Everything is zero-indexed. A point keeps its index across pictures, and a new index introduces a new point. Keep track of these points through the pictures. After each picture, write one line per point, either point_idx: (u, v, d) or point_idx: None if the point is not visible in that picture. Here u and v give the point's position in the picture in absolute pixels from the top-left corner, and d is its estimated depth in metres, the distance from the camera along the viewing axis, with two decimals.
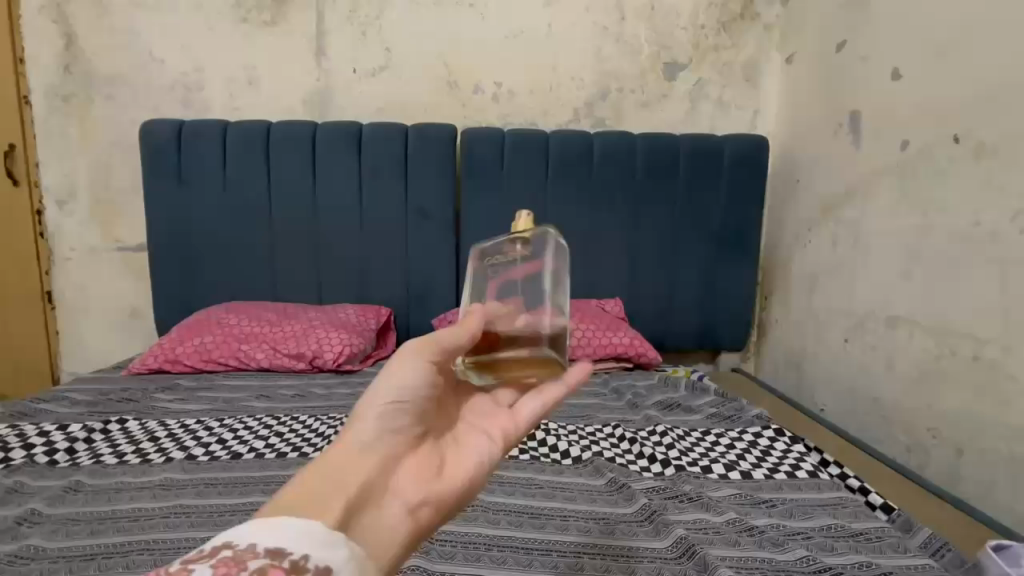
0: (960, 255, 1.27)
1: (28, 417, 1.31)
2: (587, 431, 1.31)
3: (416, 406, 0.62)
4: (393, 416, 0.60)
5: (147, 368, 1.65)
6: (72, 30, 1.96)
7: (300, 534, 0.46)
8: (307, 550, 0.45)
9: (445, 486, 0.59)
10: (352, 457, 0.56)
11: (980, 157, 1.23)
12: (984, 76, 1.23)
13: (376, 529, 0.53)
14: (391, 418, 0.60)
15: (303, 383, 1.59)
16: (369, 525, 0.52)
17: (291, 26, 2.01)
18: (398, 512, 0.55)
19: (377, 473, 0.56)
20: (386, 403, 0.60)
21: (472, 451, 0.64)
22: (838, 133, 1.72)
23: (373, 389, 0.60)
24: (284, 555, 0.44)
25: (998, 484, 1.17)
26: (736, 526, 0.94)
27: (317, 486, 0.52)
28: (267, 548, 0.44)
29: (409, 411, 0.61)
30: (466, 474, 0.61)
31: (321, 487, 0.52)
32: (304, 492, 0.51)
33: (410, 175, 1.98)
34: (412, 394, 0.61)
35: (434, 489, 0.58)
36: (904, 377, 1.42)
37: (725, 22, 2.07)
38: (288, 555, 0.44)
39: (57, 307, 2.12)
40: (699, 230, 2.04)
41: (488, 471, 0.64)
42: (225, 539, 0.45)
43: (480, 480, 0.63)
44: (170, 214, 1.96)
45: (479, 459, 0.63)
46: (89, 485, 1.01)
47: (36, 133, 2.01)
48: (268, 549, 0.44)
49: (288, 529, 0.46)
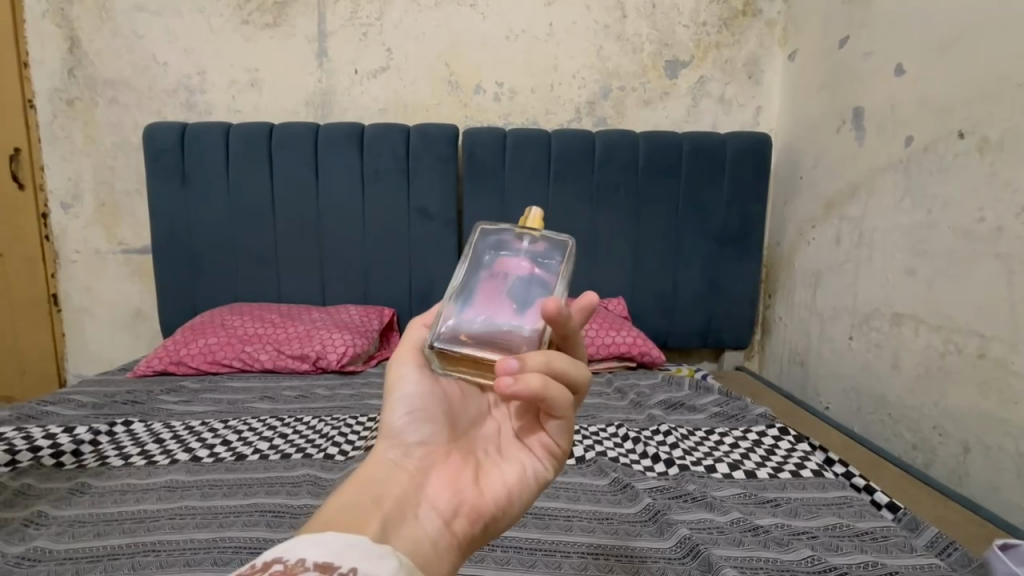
0: (965, 251, 1.26)
1: (34, 420, 1.32)
2: (591, 431, 1.31)
3: (435, 413, 0.62)
4: (414, 426, 0.61)
5: (152, 370, 1.66)
6: (76, 34, 1.97)
7: (347, 551, 0.45)
8: (355, 565, 0.44)
9: (482, 495, 0.58)
10: (382, 472, 0.58)
11: (985, 153, 1.22)
12: (989, 71, 1.22)
13: (412, 541, 0.53)
14: (413, 430, 0.61)
15: (306, 384, 1.60)
16: (403, 537, 0.53)
17: (292, 28, 2.01)
18: (432, 522, 0.55)
19: (409, 486, 0.57)
20: (407, 416, 0.61)
21: (515, 458, 0.61)
22: (841, 130, 1.71)
23: (389, 404, 0.62)
24: (336, 567, 0.43)
25: (1004, 483, 1.16)
26: (740, 525, 0.94)
27: (350, 502, 0.54)
28: (316, 562, 0.43)
29: (433, 420, 0.62)
30: (506, 482, 0.59)
31: (352, 503, 0.54)
32: (337, 509, 0.53)
33: (412, 175, 1.98)
34: (431, 404, 0.62)
35: (468, 499, 0.58)
36: (909, 375, 1.41)
37: (726, 20, 2.06)
38: (337, 569, 0.43)
39: (63, 309, 2.13)
40: (702, 228, 2.03)
41: (535, 479, 0.61)
42: (274, 554, 0.44)
43: (525, 489, 0.60)
44: (173, 217, 1.96)
45: (522, 466, 0.61)
46: (96, 486, 1.02)
47: (40, 137, 2.02)
48: (318, 563, 0.43)
49: (334, 545, 0.45)
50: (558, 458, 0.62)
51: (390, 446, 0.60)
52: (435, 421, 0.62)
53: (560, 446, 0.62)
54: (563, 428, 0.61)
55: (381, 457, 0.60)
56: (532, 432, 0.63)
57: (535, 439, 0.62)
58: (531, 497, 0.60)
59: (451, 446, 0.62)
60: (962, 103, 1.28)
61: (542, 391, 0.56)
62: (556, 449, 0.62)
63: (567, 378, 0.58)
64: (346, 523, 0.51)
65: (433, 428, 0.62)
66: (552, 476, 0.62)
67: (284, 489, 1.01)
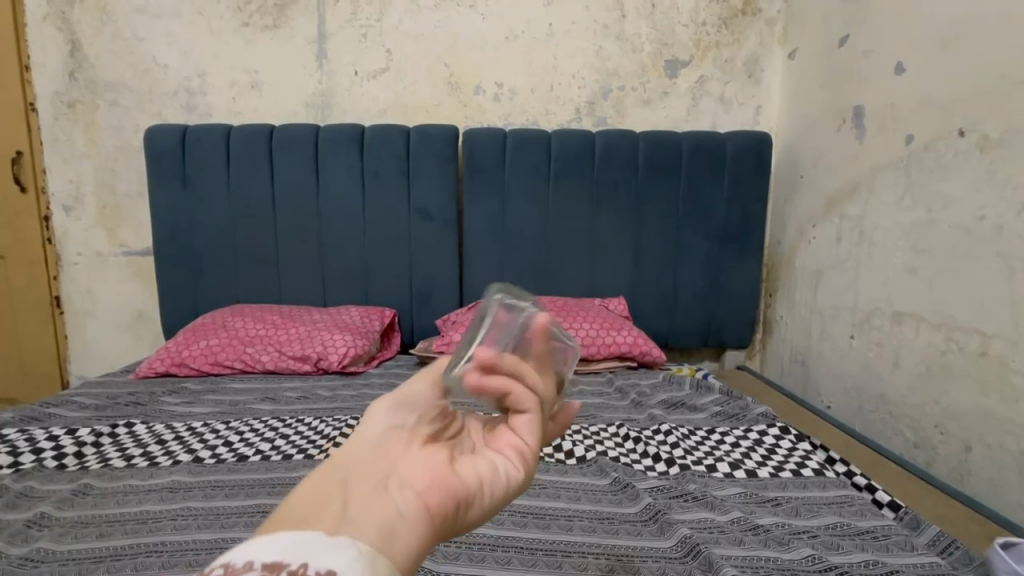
0: (965, 250, 1.26)
1: (37, 421, 1.32)
2: (592, 430, 1.31)
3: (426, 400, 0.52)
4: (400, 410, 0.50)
5: (153, 372, 1.66)
6: (76, 37, 1.98)
7: (300, 545, 0.38)
8: (308, 558, 0.37)
9: (458, 478, 0.48)
10: (349, 454, 0.48)
11: (985, 151, 1.22)
12: (988, 68, 1.21)
13: (377, 517, 0.42)
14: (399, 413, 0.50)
15: (307, 385, 1.60)
16: (366, 514, 0.42)
17: (293, 30, 2.02)
18: (401, 492, 0.45)
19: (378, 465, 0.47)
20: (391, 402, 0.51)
21: (490, 453, 0.53)
22: (841, 128, 1.71)
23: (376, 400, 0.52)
24: (283, 565, 0.37)
25: (1006, 482, 1.16)
26: (740, 525, 0.94)
27: (313, 490, 0.45)
28: (264, 563, 0.37)
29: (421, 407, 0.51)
30: (482, 472, 0.50)
31: (313, 490, 0.45)
32: (296, 504, 0.44)
33: (412, 175, 1.98)
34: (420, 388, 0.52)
35: (443, 476, 0.47)
36: (910, 373, 1.42)
37: (726, 19, 2.06)
38: (288, 566, 0.37)
39: (65, 312, 2.13)
40: (702, 227, 2.03)
41: (511, 477, 0.52)
42: (224, 560, 0.38)
43: (502, 484, 0.51)
44: (175, 219, 1.97)
45: (497, 462, 0.52)
46: (98, 488, 1.02)
47: (42, 141, 2.02)
48: (266, 563, 0.37)
49: (285, 539, 0.39)
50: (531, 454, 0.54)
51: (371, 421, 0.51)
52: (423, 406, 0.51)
53: (531, 445, 0.54)
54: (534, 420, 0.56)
55: (358, 434, 0.50)
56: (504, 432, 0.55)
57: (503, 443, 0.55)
58: (505, 494, 0.51)
59: (433, 428, 0.52)
60: (963, 101, 1.28)
61: (518, 374, 0.54)
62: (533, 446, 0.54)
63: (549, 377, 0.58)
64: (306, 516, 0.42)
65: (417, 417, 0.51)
66: (528, 474, 0.53)
67: (286, 490, 1.01)
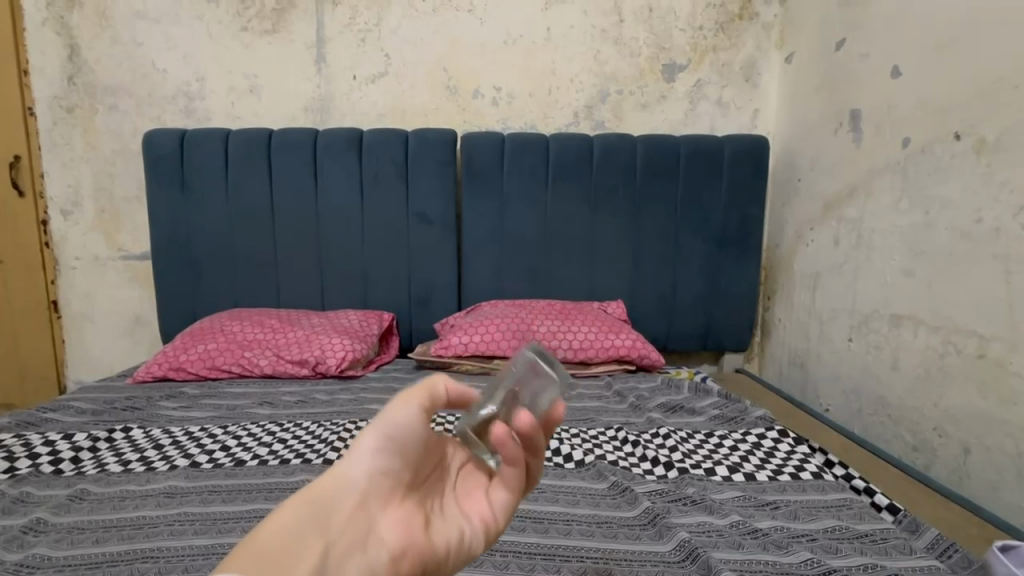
0: (963, 252, 1.26)
1: (35, 426, 1.32)
2: (591, 434, 1.31)
3: (409, 450, 0.59)
4: (384, 457, 0.57)
5: (151, 376, 1.66)
6: (75, 41, 1.98)
7: None
8: None
9: (430, 540, 0.57)
10: (336, 488, 0.55)
11: (982, 154, 1.22)
12: (984, 72, 1.22)
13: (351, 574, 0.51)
14: (381, 458, 0.57)
15: (305, 389, 1.59)
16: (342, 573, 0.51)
17: (292, 35, 2.02)
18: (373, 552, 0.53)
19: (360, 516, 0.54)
20: (377, 444, 0.57)
21: (463, 512, 0.61)
22: (838, 132, 1.72)
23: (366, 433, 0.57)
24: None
25: (1006, 484, 1.16)
26: (739, 528, 0.94)
27: (297, 528, 0.51)
28: None
29: (402, 456, 0.58)
30: (451, 536, 0.59)
31: (297, 531, 0.51)
32: (280, 537, 0.50)
33: (411, 179, 1.98)
34: (404, 440, 0.58)
35: (416, 540, 0.56)
36: (909, 376, 1.42)
37: (723, 23, 2.07)
38: None
39: (63, 316, 2.13)
40: (700, 230, 2.03)
41: (476, 538, 0.61)
42: None
43: (466, 545, 0.60)
44: (173, 224, 1.97)
45: (466, 523, 0.61)
46: (94, 493, 1.02)
47: (40, 145, 2.03)
48: None
49: None
50: (496, 527, 0.62)
51: (358, 454, 0.57)
52: (405, 454, 0.58)
53: (505, 512, 0.63)
54: (507, 502, 0.63)
55: (346, 463, 0.56)
56: (476, 494, 0.63)
57: (477, 501, 0.63)
58: (468, 554, 0.60)
59: (412, 477, 0.59)
60: (959, 104, 1.28)
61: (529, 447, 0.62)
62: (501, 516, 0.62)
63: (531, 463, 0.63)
64: (287, 556, 0.49)
65: (398, 463, 0.58)
66: (490, 538, 0.62)
67: (283, 495, 1.01)
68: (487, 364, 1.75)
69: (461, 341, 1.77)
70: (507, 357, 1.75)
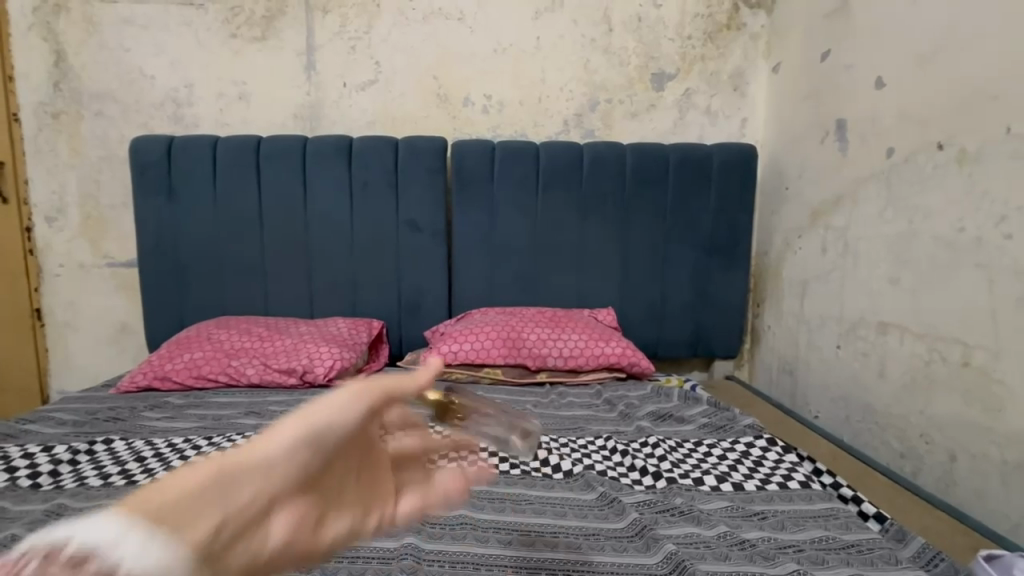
0: (946, 261, 1.27)
1: (13, 438, 1.30)
2: (579, 444, 1.31)
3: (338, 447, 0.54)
4: (313, 446, 0.51)
5: (135, 386, 1.64)
6: (62, 47, 1.97)
7: (138, 531, 0.36)
8: (129, 556, 0.36)
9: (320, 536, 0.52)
10: (262, 453, 0.48)
11: (963, 164, 1.24)
12: (964, 83, 1.23)
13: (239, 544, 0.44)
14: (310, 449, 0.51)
15: (293, 399, 1.58)
16: (235, 535, 0.43)
17: (281, 42, 2.01)
18: (276, 526, 0.48)
19: (263, 510, 0.46)
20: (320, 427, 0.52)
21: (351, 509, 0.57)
22: (824, 141, 1.73)
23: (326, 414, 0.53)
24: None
25: (991, 492, 1.17)
26: (727, 539, 0.93)
27: (198, 483, 0.42)
28: (77, 548, 0.35)
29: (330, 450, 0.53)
30: (340, 532, 0.54)
31: (199, 483, 0.42)
32: (181, 485, 0.42)
33: (401, 186, 1.98)
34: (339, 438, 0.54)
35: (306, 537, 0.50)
36: (895, 384, 1.42)
37: (711, 33, 2.08)
38: (97, 558, 0.35)
39: (46, 325, 2.10)
40: (690, 238, 2.04)
41: (354, 533, 0.57)
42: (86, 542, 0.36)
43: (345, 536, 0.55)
44: (160, 231, 1.95)
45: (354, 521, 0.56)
46: (72, 508, 1.00)
47: (24, 151, 2.00)
48: (77, 549, 0.35)
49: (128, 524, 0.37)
50: (378, 522, 0.60)
51: (285, 430, 0.50)
52: (332, 451, 0.53)
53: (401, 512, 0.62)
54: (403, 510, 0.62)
55: (274, 436, 0.49)
56: (371, 494, 0.60)
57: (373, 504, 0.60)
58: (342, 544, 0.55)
59: (323, 473, 0.53)
60: (940, 115, 1.30)
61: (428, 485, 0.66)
62: (386, 520, 0.61)
63: (423, 496, 0.65)
64: (184, 518, 0.40)
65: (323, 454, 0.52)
66: (366, 531, 0.58)
67: None
68: (477, 372, 1.74)
69: (450, 350, 1.75)
70: (496, 365, 1.74)
